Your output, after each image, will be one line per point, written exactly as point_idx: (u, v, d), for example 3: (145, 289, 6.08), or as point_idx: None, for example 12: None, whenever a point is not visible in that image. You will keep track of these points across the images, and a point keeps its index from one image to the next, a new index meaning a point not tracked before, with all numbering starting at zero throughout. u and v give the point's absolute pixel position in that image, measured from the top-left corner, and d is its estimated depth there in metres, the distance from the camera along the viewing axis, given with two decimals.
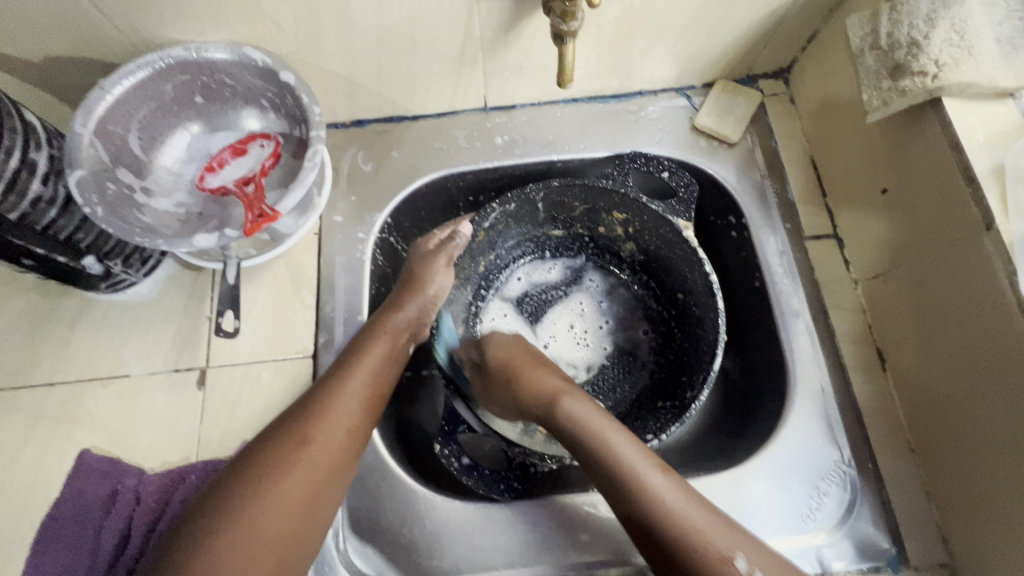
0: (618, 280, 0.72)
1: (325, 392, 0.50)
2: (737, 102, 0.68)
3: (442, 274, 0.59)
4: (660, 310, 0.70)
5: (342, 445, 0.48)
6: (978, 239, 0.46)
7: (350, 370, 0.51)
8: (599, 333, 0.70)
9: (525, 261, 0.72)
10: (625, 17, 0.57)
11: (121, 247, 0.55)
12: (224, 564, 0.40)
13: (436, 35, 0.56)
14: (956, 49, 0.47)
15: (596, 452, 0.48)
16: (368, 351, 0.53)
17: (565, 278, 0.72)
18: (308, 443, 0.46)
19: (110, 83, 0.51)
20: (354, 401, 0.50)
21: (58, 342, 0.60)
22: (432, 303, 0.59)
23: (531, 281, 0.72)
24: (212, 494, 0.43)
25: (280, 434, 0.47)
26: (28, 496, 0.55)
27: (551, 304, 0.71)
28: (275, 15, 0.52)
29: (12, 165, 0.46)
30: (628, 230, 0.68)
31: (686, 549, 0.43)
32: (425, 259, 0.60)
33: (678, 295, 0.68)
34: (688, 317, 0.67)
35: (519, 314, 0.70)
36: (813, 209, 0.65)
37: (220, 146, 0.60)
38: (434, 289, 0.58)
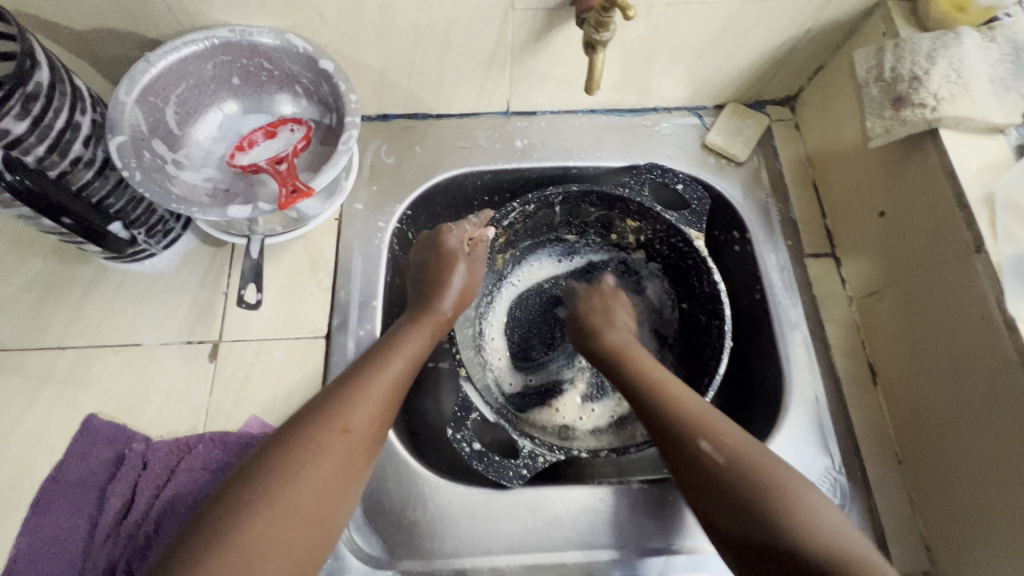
0: (627, 286, 0.75)
1: (363, 380, 0.51)
2: (746, 124, 0.72)
3: (470, 277, 0.63)
4: (667, 317, 0.72)
5: (374, 433, 0.50)
6: (968, 260, 0.49)
7: (386, 362, 0.53)
8: None
9: (538, 259, 0.74)
10: (649, 36, 0.60)
11: (146, 218, 0.57)
12: (266, 543, 0.40)
13: (469, 38, 0.59)
14: (953, 86, 0.51)
15: (669, 403, 0.49)
16: (405, 345, 0.55)
17: (573, 276, 0.75)
18: (348, 429, 0.48)
19: (155, 57, 0.53)
20: (389, 393, 0.51)
21: (71, 308, 0.61)
22: (461, 302, 0.62)
23: (539, 280, 0.74)
24: (249, 472, 0.43)
25: (320, 419, 0.47)
26: (28, 458, 0.55)
27: (554, 299, 0.74)
28: (321, 6, 0.54)
29: (59, 124, 0.46)
30: (639, 238, 0.71)
31: (743, 478, 0.42)
32: (463, 261, 0.62)
33: (683, 305, 0.70)
34: (692, 325, 0.69)
35: (525, 310, 0.73)
36: (812, 229, 0.68)
37: (251, 128, 0.62)
38: (461, 294, 0.62)
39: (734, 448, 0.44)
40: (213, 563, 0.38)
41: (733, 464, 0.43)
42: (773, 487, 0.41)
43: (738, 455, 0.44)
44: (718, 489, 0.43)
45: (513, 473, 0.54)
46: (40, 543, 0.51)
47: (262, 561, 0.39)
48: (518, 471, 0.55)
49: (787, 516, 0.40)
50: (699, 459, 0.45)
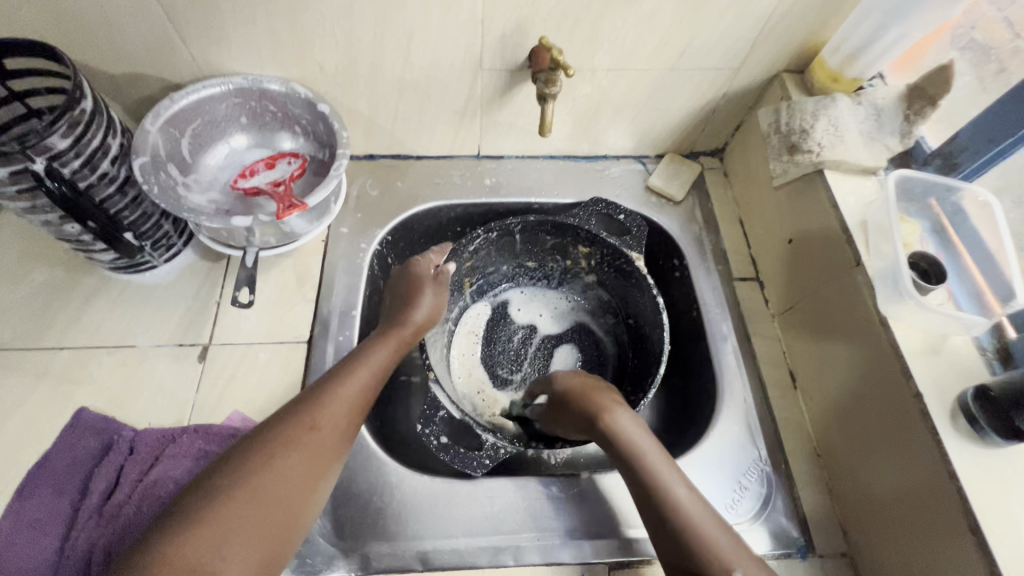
0: (578, 303, 0.84)
1: (333, 382, 0.56)
2: (682, 170, 0.84)
3: (434, 299, 0.68)
4: (618, 329, 0.82)
5: (344, 429, 0.54)
6: (851, 273, 0.60)
7: (357, 365, 0.58)
8: (551, 342, 0.82)
9: (503, 287, 0.84)
10: (594, 94, 0.73)
11: (153, 232, 0.64)
12: (236, 526, 0.46)
13: (445, 91, 0.71)
14: (832, 137, 0.64)
15: (681, 517, 0.48)
16: (377, 351, 0.61)
17: (532, 300, 0.84)
18: (317, 426, 0.52)
19: (177, 97, 0.63)
20: (357, 396, 0.56)
21: (72, 312, 0.67)
22: (423, 323, 0.66)
23: (506, 304, 0.84)
24: (227, 461, 0.49)
25: (293, 415, 0.52)
26: (17, 447, 0.58)
27: (514, 319, 0.83)
28: (322, 62, 0.65)
29: (95, 145, 0.55)
30: (590, 263, 0.80)
31: None
32: (425, 287, 0.68)
33: (631, 320, 0.80)
34: (639, 337, 0.78)
35: (491, 331, 0.82)
36: (740, 257, 0.79)
37: (253, 159, 0.71)
38: (424, 313, 0.67)
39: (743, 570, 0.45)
40: (184, 539, 0.43)
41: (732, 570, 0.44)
42: None
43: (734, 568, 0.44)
44: None
45: (477, 462, 0.59)
46: (22, 524, 0.54)
47: (229, 540, 0.45)
48: (482, 461, 0.60)
49: None
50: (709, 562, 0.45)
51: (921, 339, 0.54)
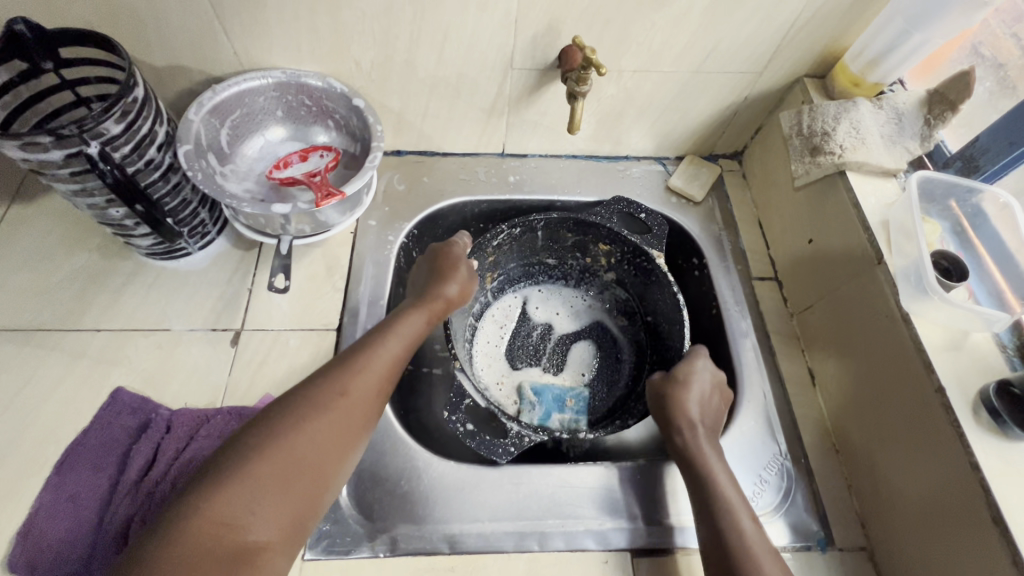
0: (595, 301, 0.85)
1: (363, 352, 0.57)
2: (701, 172, 0.86)
3: (463, 279, 0.69)
4: (637, 328, 0.83)
5: (372, 396, 0.55)
6: (873, 270, 0.61)
7: (387, 338, 0.60)
8: (570, 337, 0.82)
9: (522, 284, 0.85)
10: (620, 95, 0.75)
11: (191, 219, 0.66)
12: (268, 483, 0.46)
13: (475, 89, 0.73)
14: (854, 139, 0.66)
15: (723, 506, 0.53)
16: (405, 325, 0.62)
17: (550, 296, 0.85)
18: (347, 393, 0.53)
19: (219, 88, 0.65)
20: (386, 367, 0.57)
21: (109, 295, 0.68)
22: (452, 300, 0.68)
23: (524, 301, 0.84)
24: (260, 423, 0.50)
25: (324, 382, 0.54)
26: (56, 424, 0.60)
27: (531, 316, 0.83)
28: (358, 57, 0.67)
29: (144, 131, 0.57)
30: (609, 261, 0.82)
31: None
32: (456, 267, 0.69)
33: (648, 316, 0.81)
34: (656, 333, 0.79)
35: (511, 328, 0.82)
36: (758, 257, 0.80)
37: (287, 151, 0.74)
38: (455, 291, 0.68)
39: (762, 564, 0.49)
40: (219, 493, 0.44)
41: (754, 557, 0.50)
42: None
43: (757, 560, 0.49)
44: None
45: (502, 449, 0.61)
46: (62, 498, 0.56)
47: (261, 498, 0.46)
48: (507, 449, 0.61)
49: None
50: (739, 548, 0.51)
51: (942, 334, 0.55)
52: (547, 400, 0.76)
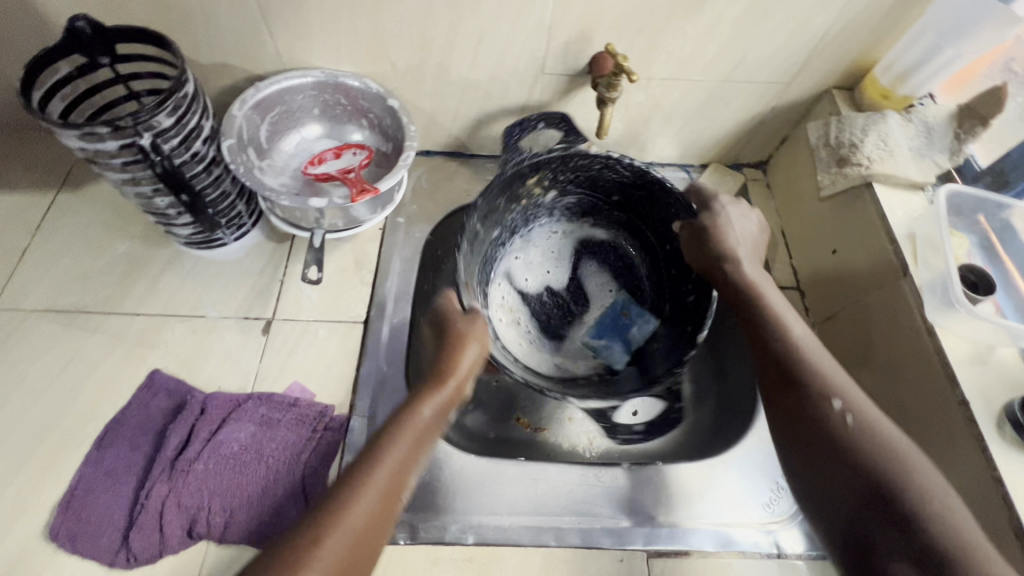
0: (558, 227, 0.77)
1: (375, 448, 0.48)
2: (725, 180, 0.87)
3: (477, 343, 0.56)
4: (610, 214, 0.76)
5: (388, 501, 0.45)
6: (898, 282, 0.61)
7: (400, 425, 0.49)
8: (551, 262, 0.76)
9: (500, 267, 0.73)
10: (648, 102, 0.76)
11: (229, 210, 0.69)
12: None
13: (506, 92, 0.75)
14: (882, 151, 0.66)
15: (812, 370, 0.50)
16: (417, 411, 0.51)
17: (519, 247, 0.75)
18: (357, 500, 0.43)
19: (262, 85, 0.67)
20: (400, 462, 0.47)
21: (148, 282, 0.71)
22: (464, 374, 0.55)
23: (511, 276, 0.74)
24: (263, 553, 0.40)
25: (331, 492, 0.44)
26: (96, 402, 0.63)
27: (514, 273, 0.74)
28: (395, 59, 0.70)
29: (193, 125, 0.59)
30: (545, 184, 0.70)
31: (892, 471, 0.43)
32: (466, 328, 0.57)
33: (615, 195, 0.73)
34: (631, 202, 0.73)
35: (526, 308, 0.74)
36: (782, 267, 0.80)
37: (321, 148, 0.76)
38: (468, 360, 0.55)
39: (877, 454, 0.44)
40: None
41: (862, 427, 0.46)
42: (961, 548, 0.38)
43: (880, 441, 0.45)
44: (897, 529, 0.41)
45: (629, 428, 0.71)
46: (100, 472, 0.58)
47: None
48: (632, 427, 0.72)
49: (914, 492, 0.42)
50: (830, 421, 0.47)
51: (967, 347, 0.55)
52: (605, 329, 0.73)
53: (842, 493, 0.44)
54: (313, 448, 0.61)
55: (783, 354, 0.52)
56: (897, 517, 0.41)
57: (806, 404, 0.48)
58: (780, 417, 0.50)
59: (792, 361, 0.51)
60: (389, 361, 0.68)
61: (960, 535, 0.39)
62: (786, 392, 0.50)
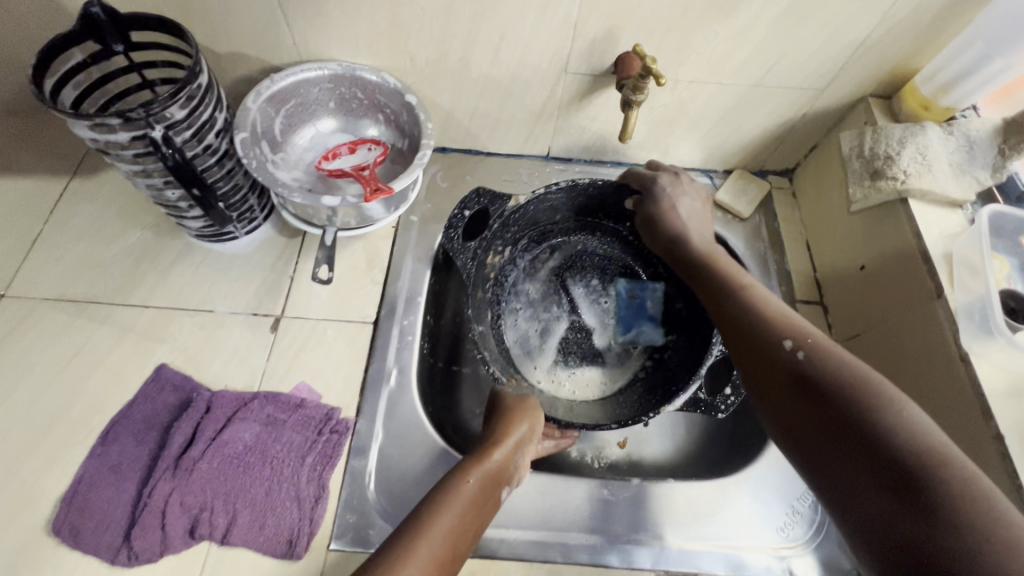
0: (524, 284, 0.76)
1: (433, 501, 0.50)
2: (750, 188, 0.83)
3: (529, 419, 0.59)
4: (564, 231, 0.78)
5: (447, 555, 0.46)
6: (931, 304, 0.58)
7: (458, 484, 0.52)
8: (536, 306, 0.75)
9: (510, 347, 0.72)
10: (673, 104, 0.74)
11: (241, 204, 0.68)
12: None
13: (527, 90, 0.72)
14: (919, 164, 0.63)
15: (765, 323, 0.52)
16: (473, 473, 0.53)
17: (508, 322, 0.73)
18: (419, 546, 0.45)
19: (278, 77, 0.66)
20: (457, 516, 0.49)
21: (158, 274, 0.70)
22: (519, 442, 0.57)
23: (523, 345, 0.73)
24: None
25: (395, 539, 0.46)
26: (103, 395, 0.62)
27: (523, 338, 0.73)
28: (414, 54, 0.67)
29: (205, 116, 0.58)
30: (491, 255, 0.71)
31: (859, 398, 0.44)
32: (518, 407, 0.60)
33: (556, 216, 0.76)
34: (577, 209, 0.76)
35: (564, 361, 0.73)
36: (806, 281, 0.77)
37: (336, 142, 0.75)
38: (521, 430, 0.58)
39: (835, 381, 0.45)
40: None
41: (814, 364, 0.47)
42: (917, 458, 0.39)
43: (844, 371, 0.46)
44: (862, 452, 0.41)
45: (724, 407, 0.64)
46: (104, 467, 0.57)
47: None
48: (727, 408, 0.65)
49: (884, 417, 0.42)
50: (786, 359, 0.49)
51: (1004, 378, 0.53)
52: (630, 319, 0.75)
53: (846, 460, 0.42)
54: (319, 449, 0.60)
55: (742, 312, 0.55)
56: (898, 474, 0.39)
57: (784, 371, 0.48)
58: (746, 363, 0.53)
59: (763, 328, 0.52)
60: (398, 365, 0.67)
61: (944, 459, 0.39)
62: (764, 360, 0.50)
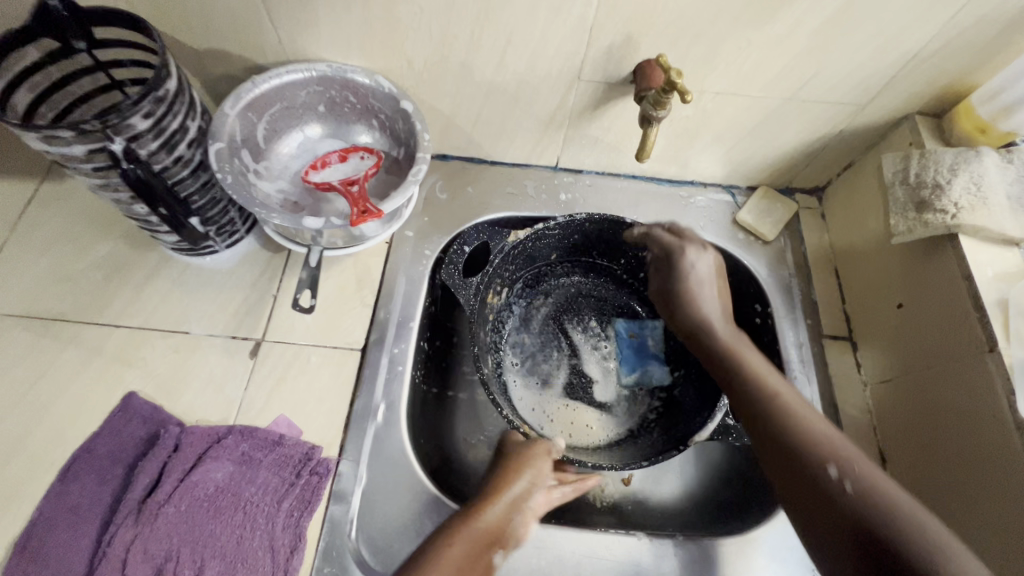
0: (520, 335, 0.72)
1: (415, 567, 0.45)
2: (775, 207, 0.77)
3: (535, 471, 0.53)
4: (559, 276, 0.75)
5: None
6: (981, 358, 0.52)
7: (444, 547, 0.46)
8: (536, 352, 0.71)
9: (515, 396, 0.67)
10: (696, 117, 0.67)
11: (219, 218, 0.62)
12: None
13: (535, 98, 0.66)
14: (972, 197, 0.56)
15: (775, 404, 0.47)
16: (463, 535, 0.47)
17: (509, 372, 0.69)
18: None
19: (260, 80, 0.59)
20: None
21: (130, 290, 0.65)
22: (521, 499, 0.52)
23: (528, 393, 0.68)
24: None
25: None
26: (66, 425, 0.57)
27: (527, 385, 0.69)
28: (411, 56, 0.61)
29: (174, 126, 0.52)
30: (494, 294, 0.67)
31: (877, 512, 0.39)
32: (523, 453, 0.55)
33: (549, 261, 0.72)
34: (572, 253, 0.72)
35: (572, 405, 0.68)
36: (834, 314, 0.71)
37: (326, 150, 0.69)
38: (524, 483, 0.52)
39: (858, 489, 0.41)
40: None
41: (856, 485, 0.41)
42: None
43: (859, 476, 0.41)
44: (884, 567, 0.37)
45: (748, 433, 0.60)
46: (63, 509, 0.53)
47: None
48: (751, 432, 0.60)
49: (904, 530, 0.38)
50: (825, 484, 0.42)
51: None
52: (633, 360, 0.71)
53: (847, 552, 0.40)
54: (296, 495, 0.55)
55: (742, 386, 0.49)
56: None
57: (799, 464, 0.44)
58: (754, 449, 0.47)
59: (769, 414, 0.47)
60: (386, 399, 0.61)
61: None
62: (765, 440, 0.46)
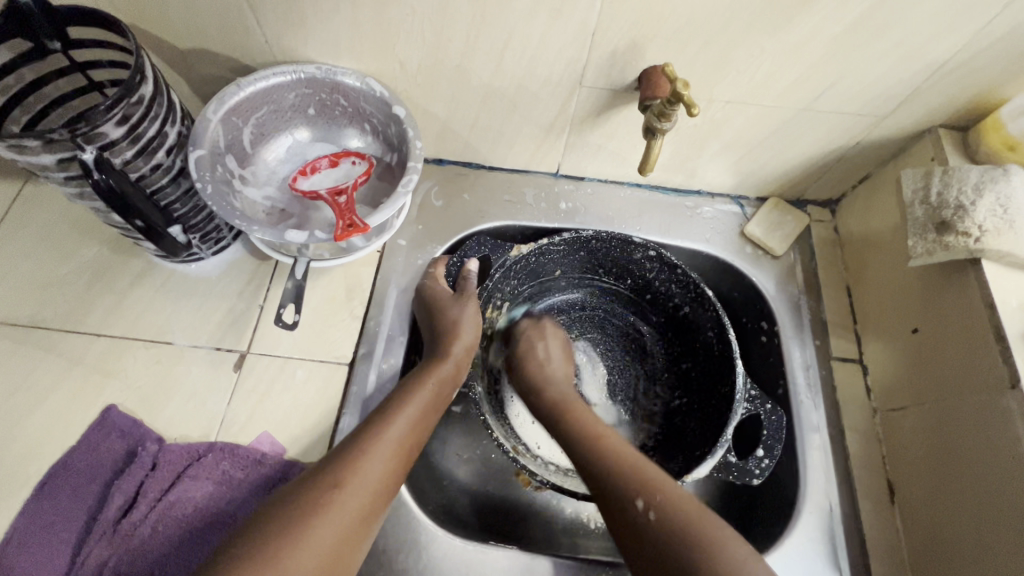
0: None
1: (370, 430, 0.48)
2: (787, 220, 0.73)
3: (471, 329, 0.59)
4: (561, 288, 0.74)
5: (380, 483, 0.46)
6: (1001, 394, 0.49)
7: (395, 410, 0.51)
8: None
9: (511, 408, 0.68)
10: (704, 126, 0.63)
11: (203, 225, 0.60)
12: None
13: (534, 104, 0.62)
14: (998, 220, 0.52)
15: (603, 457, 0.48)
16: (414, 395, 0.52)
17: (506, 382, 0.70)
18: (345, 479, 0.44)
19: (244, 83, 0.57)
20: (394, 445, 0.48)
21: (112, 297, 0.63)
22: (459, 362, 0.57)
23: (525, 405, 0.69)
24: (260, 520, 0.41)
25: (329, 467, 0.45)
26: (44, 438, 0.56)
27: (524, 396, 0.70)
28: (404, 58, 0.58)
29: (152, 132, 0.50)
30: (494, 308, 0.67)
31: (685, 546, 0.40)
32: (456, 309, 0.60)
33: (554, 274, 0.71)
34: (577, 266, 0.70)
35: None
36: (845, 334, 0.67)
37: (316, 154, 0.66)
38: (463, 342, 0.58)
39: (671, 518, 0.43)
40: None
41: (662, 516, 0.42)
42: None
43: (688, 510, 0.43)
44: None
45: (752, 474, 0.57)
46: (37, 525, 0.52)
47: None
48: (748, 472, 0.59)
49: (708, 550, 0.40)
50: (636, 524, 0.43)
51: None
52: None
53: None
54: None
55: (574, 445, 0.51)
56: None
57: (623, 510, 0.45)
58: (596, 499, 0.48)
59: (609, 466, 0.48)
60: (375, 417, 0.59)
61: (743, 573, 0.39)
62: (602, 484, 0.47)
